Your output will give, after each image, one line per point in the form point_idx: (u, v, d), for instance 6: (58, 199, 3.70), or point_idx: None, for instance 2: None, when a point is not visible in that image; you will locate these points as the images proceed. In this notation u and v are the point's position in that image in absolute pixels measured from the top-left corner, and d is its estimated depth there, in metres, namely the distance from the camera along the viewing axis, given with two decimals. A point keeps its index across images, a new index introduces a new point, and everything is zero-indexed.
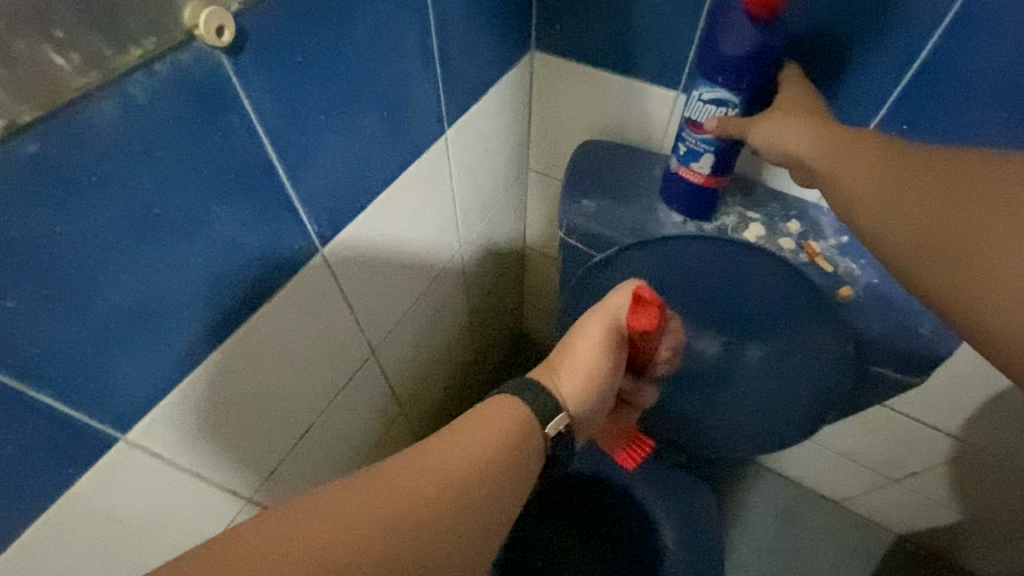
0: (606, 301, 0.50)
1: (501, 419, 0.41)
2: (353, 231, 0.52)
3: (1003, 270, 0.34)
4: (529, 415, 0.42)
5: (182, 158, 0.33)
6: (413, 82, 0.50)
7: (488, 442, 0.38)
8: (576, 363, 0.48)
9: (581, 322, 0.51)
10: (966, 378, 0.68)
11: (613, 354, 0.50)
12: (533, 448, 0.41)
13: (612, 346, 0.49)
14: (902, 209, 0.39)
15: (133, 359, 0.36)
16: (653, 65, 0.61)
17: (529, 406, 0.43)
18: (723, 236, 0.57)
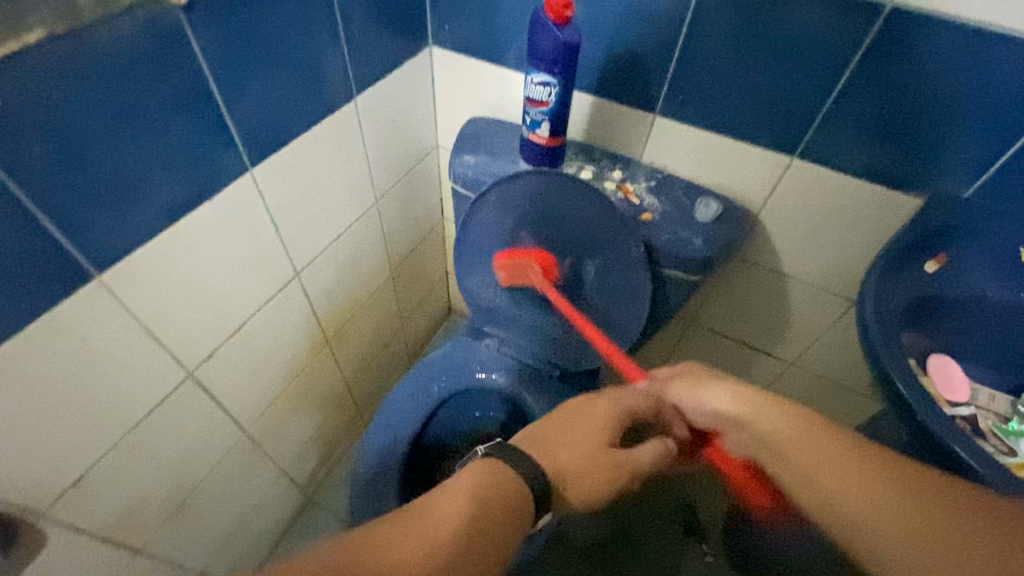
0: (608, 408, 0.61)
1: (507, 480, 0.51)
2: (279, 159, 0.70)
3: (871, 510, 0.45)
4: (520, 485, 0.52)
5: (151, 78, 0.50)
6: (326, 54, 0.69)
7: (493, 487, 0.50)
8: (580, 456, 0.57)
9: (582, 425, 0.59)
10: (759, 294, 0.92)
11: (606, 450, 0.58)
12: (522, 511, 0.51)
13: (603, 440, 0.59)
14: (864, 492, 0.45)
15: (111, 218, 0.52)
16: (514, 59, 0.83)
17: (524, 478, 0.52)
18: (553, 169, 0.76)
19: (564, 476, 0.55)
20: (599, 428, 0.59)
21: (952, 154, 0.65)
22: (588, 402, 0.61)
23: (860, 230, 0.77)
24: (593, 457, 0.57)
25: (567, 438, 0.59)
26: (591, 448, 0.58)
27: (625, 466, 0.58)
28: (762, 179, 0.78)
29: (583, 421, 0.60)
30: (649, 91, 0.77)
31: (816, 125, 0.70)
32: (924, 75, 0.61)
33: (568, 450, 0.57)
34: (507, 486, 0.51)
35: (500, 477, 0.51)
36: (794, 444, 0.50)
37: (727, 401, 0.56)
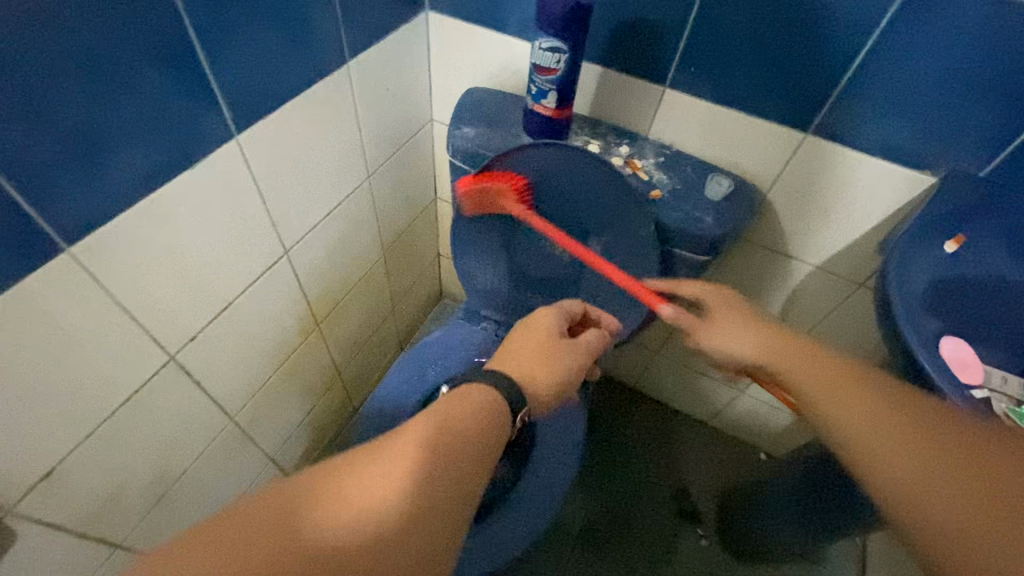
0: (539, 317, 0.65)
1: (478, 396, 0.52)
2: (267, 126, 0.64)
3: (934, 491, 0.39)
4: (498, 403, 0.52)
5: (124, 26, 0.45)
6: (316, 12, 0.63)
7: (462, 414, 0.49)
8: (536, 359, 0.60)
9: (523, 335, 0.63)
10: (763, 276, 0.91)
11: (554, 352, 0.62)
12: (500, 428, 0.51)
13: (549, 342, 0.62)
14: (908, 455, 0.41)
15: (79, 185, 0.47)
16: (517, 26, 0.78)
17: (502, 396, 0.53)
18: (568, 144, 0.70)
19: (528, 381, 0.58)
20: (542, 330, 0.64)
21: (972, 130, 0.63)
22: (526, 320, 0.66)
23: (872, 209, 0.75)
24: (546, 357, 0.61)
25: (516, 349, 0.62)
26: (541, 348, 0.61)
27: (573, 357, 0.62)
28: (774, 156, 0.76)
29: (529, 336, 0.63)
30: (660, 62, 0.73)
31: (834, 99, 0.67)
32: (950, 47, 0.58)
33: (525, 358, 0.60)
34: (482, 397, 0.52)
35: (478, 396, 0.52)
36: (915, 440, 0.42)
37: (852, 411, 0.46)
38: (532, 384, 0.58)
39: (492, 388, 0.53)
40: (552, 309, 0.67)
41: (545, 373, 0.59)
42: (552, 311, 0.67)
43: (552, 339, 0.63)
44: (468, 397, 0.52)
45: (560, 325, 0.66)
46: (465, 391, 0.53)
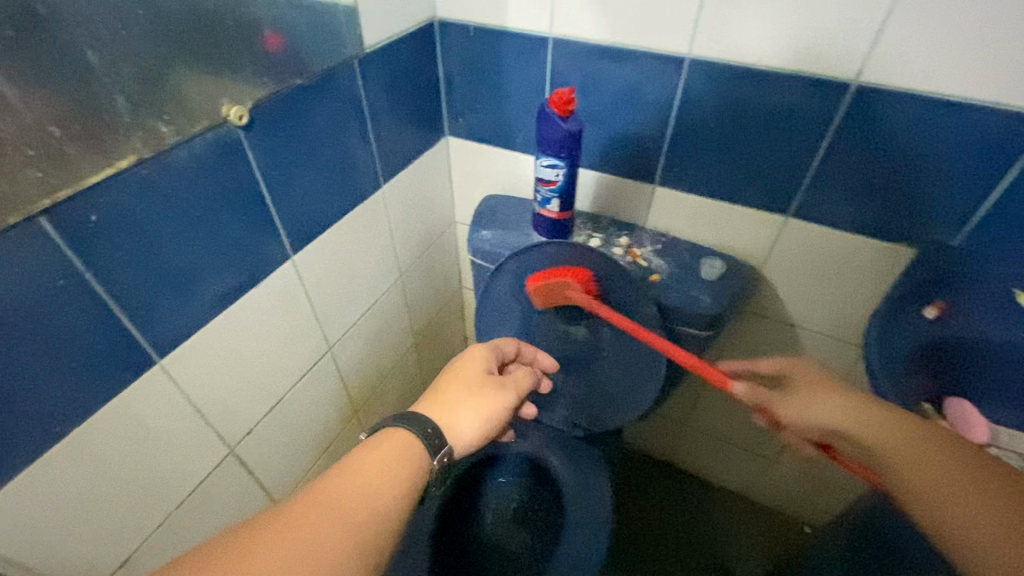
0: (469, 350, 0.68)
1: (394, 444, 0.54)
2: (317, 246, 0.77)
3: (977, 512, 0.47)
4: (414, 443, 0.55)
5: (214, 187, 0.58)
6: (358, 153, 0.78)
7: (366, 479, 0.50)
8: (459, 407, 0.61)
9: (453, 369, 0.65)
10: (771, 345, 0.96)
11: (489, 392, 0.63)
12: (413, 469, 0.53)
13: (479, 381, 0.64)
14: (961, 503, 0.48)
15: (173, 309, 0.58)
16: (522, 143, 0.92)
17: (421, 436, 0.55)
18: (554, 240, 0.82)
19: (451, 429, 0.59)
20: (469, 366, 0.66)
21: (934, 204, 0.69)
22: (455, 359, 0.67)
23: (860, 278, 0.81)
24: (475, 396, 0.62)
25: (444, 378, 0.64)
26: (463, 391, 0.62)
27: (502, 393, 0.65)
28: (761, 235, 0.84)
29: (460, 365, 0.65)
30: (648, 165, 0.85)
31: (805, 186, 0.76)
32: (896, 139, 0.67)
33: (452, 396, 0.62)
34: (395, 437, 0.54)
35: (406, 445, 0.54)
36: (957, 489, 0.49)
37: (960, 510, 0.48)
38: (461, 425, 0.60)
39: (407, 433, 0.55)
40: (480, 344, 0.68)
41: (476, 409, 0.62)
42: (480, 345, 0.68)
43: (479, 377, 0.64)
44: (386, 436, 0.54)
45: (488, 358, 0.68)
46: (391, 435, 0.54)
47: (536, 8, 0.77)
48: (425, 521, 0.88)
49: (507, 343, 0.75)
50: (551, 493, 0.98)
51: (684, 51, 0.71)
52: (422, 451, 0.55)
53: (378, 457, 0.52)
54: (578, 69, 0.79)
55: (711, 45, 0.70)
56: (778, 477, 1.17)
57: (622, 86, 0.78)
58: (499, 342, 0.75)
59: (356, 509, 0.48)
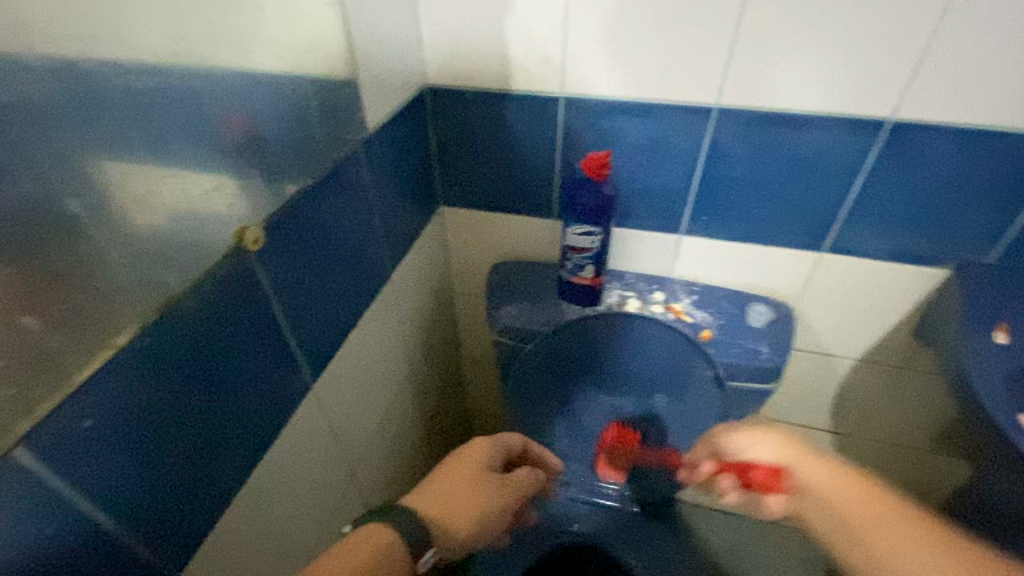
0: (480, 443, 0.64)
1: (374, 537, 0.49)
2: (336, 364, 0.64)
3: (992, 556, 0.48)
4: (393, 546, 0.49)
5: (231, 333, 0.45)
6: (367, 247, 0.67)
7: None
8: (449, 497, 0.57)
9: (458, 458, 0.62)
10: (807, 378, 0.93)
11: (483, 490, 0.59)
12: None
13: (480, 478, 0.60)
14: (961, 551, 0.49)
15: (191, 501, 0.44)
16: (532, 207, 0.84)
17: (400, 539, 0.49)
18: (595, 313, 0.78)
19: (436, 522, 0.55)
20: (470, 463, 0.62)
21: (971, 231, 0.71)
22: (453, 454, 0.63)
23: (896, 304, 0.80)
24: (467, 496, 0.58)
25: (446, 470, 0.61)
26: (462, 482, 0.59)
27: (499, 495, 0.61)
28: (795, 273, 0.81)
29: (462, 458, 0.62)
30: (672, 217, 0.80)
31: (841, 222, 0.74)
32: (930, 173, 0.67)
33: (440, 497, 0.57)
34: (380, 536, 0.49)
35: (377, 544, 0.48)
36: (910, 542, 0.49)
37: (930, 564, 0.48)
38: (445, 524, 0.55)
39: (390, 532, 0.49)
40: (494, 438, 0.66)
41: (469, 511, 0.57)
42: (494, 438, 0.66)
43: (476, 475, 0.61)
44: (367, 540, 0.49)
45: (496, 460, 0.64)
46: (363, 539, 0.48)
47: (545, 69, 0.71)
48: None
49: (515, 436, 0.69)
50: None
51: (712, 102, 0.68)
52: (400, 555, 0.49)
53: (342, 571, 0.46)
54: (595, 128, 0.74)
55: (738, 95, 0.67)
56: None
57: (643, 142, 0.74)
58: (508, 436, 0.69)
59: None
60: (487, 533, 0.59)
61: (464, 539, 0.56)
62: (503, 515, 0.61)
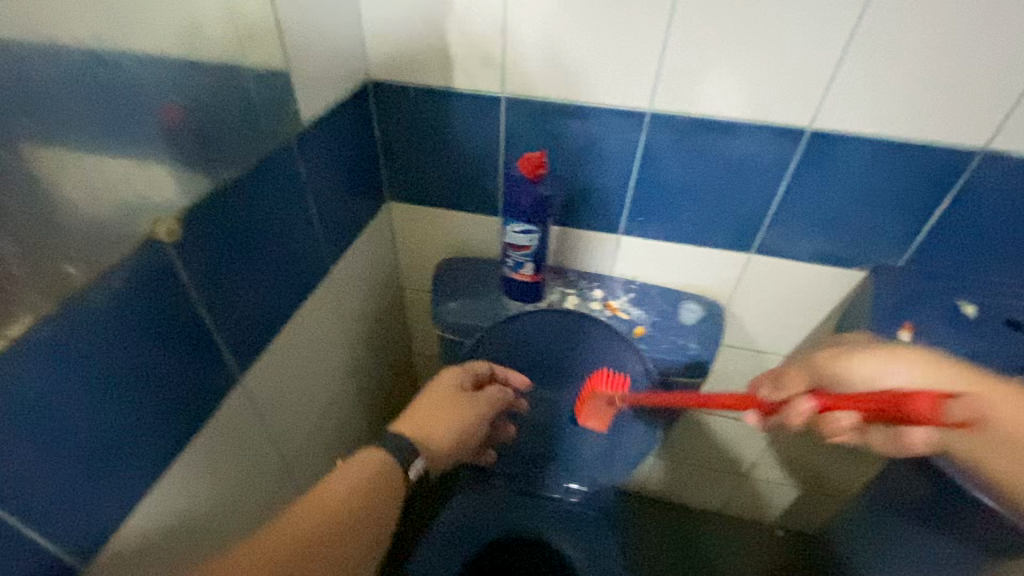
0: (450, 373, 0.70)
1: (366, 460, 0.56)
2: (266, 358, 0.64)
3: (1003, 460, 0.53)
4: (383, 461, 0.57)
5: (143, 324, 0.45)
6: (303, 241, 0.67)
7: (336, 498, 0.52)
8: (430, 417, 0.65)
9: (430, 389, 0.68)
10: (740, 373, 0.98)
11: (461, 410, 0.67)
12: (378, 489, 0.55)
13: (454, 400, 0.67)
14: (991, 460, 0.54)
15: (100, 494, 0.44)
16: (477, 204, 0.85)
17: (388, 453, 0.57)
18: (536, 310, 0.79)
19: (424, 437, 0.62)
20: (443, 389, 0.68)
21: (886, 233, 0.75)
22: (427, 384, 0.69)
23: (819, 304, 0.85)
24: (445, 414, 0.65)
25: (422, 397, 0.67)
26: (439, 405, 0.66)
27: (474, 411, 0.68)
28: (726, 273, 0.85)
29: (434, 386, 0.68)
30: (611, 217, 0.83)
31: (767, 225, 0.78)
32: (846, 179, 0.71)
33: (423, 416, 0.64)
34: (374, 459, 0.57)
35: (375, 460, 0.56)
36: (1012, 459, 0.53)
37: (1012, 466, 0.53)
38: (429, 441, 0.63)
39: (385, 453, 0.57)
40: (458, 367, 0.72)
41: (449, 427, 0.65)
42: (457, 369, 0.72)
43: (450, 397, 0.67)
44: (365, 461, 0.56)
45: (465, 383, 0.70)
46: (364, 460, 0.56)
47: (485, 70, 0.72)
48: None
49: (482, 366, 0.74)
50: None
51: (645, 106, 0.71)
52: (392, 469, 0.57)
53: (343, 488, 0.54)
54: (535, 128, 0.75)
55: (670, 99, 0.70)
56: (749, 492, 1.18)
57: (583, 143, 0.76)
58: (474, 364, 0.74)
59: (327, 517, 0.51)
60: (468, 443, 0.67)
61: (449, 449, 0.64)
62: (481, 427, 0.68)
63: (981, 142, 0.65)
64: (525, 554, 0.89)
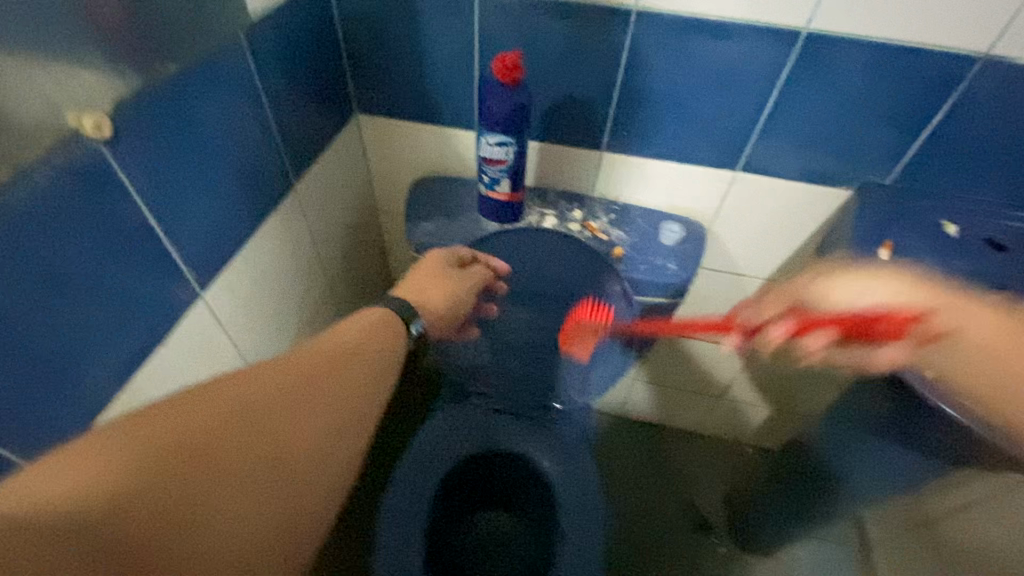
0: (434, 253, 0.71)
1: (367, 314, 0.55)
2: (230, 274, 0.62)
3: None
4: (382, 314, 0.56)
5: (81, 229, 0.42)
6: (261, 151, 0.62)
7: (354, 333, 0.51)
8: (425, 286, 0.65)
9: (420, 266, 0.69)
10: (720, 295, 0.97)
11: (452, 279, 0.68)
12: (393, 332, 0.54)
13: (444, 271, 0.68)
14: None
15: (54, 401, 0.43)
16: (451, 117, 0.80)
17: (387, 308, 0.57)
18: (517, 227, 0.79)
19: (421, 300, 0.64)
20: (430, 264, 0.69)
21: (875, 148, 0.72)
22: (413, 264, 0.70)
23: (802, 224, 0.83)
24: (435, 282, 0.66)
25: (411, 274, 0.68)
26: (430, 276, 0.67)
27: (462, 281, 0.69)
28: (711, 193, 0.82)
29: (419, 266, 0.69)
30: (594, 131, 0.78)
31: (754, 140, 0.75)
32: (841, 88, 0.67)
33: (418, 287, 0.66)
34: (370, 312, 0.56)
35: (378, 314, 0.56)
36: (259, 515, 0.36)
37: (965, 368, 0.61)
38: (425, 305, 0.64)
39: (388, 308, 0.57)
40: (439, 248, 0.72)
41: (442, 292, 0.66)
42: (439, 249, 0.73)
43: (437, 270, 0.68)
44: (361, 316, 0.55)
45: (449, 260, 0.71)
46: (365, 312, 0.56)
47: None
48: (404, 551, 0.78)
49: (464, 250, 0.74)
50: (535, 489, 0.92)
51: (631, 4, 0.65)
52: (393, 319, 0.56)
53: (353, 333, 0.51)
54: (513, 28, 0.69)
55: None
56: (722, 411, 1.23)
57: (563, 47, 0.70)
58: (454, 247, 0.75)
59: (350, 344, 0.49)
60: (458, 312, 0.68)
61: (443, 315, 0.66)
62: (469, 297, 0.70)
63: (981, 48, 0.61)
64: (501, 467, 0.92)
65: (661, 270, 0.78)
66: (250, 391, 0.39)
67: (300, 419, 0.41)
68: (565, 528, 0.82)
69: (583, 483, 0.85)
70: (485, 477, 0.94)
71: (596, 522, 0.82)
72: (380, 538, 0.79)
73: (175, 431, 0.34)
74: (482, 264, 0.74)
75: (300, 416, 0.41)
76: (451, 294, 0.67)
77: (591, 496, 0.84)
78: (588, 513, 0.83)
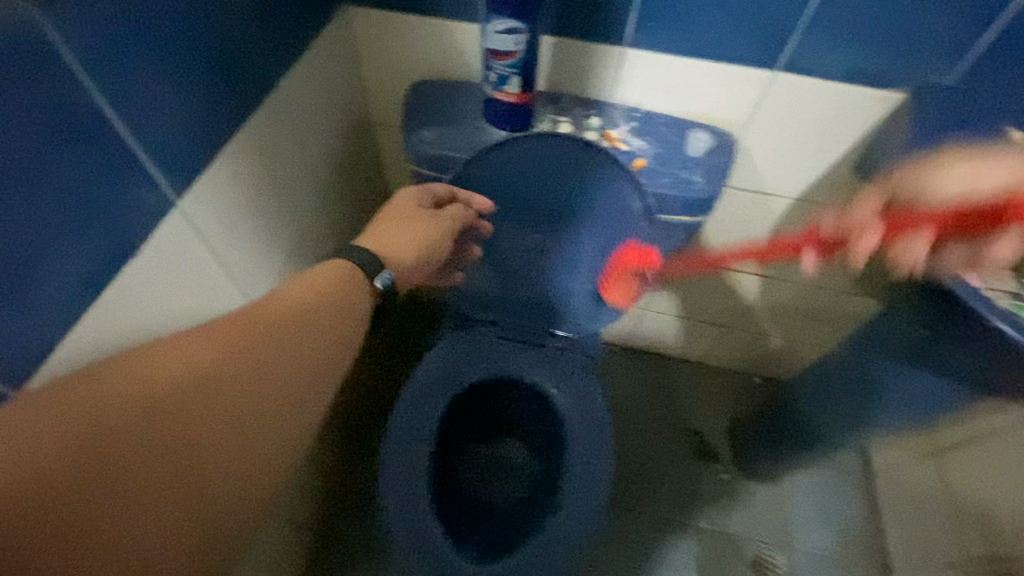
0: (408, 196, 0.65)
1: (332, 267, 0.53)
2: (210, 181, 0.55)
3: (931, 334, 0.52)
4: (349, 267, 0.53)
5: (14, 109, 0.35)
6: (232, 38, 0.54)
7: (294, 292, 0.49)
8: (394, 235, 0.61)
9: (390, 212, 0.64)
10: (744, 216, 0.90)
11: (423, 230, 0.62)
12: (346, 291, 0.52)
13: (415, 220, 0.63)
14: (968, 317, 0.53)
15: (11, 312, 0.39)
16: (452, 7, 0.70)
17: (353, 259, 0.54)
18: (529, 134, 0.69)
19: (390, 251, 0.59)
20: (402, 209, 0.64)
21: (941, 41, 0.63)
22: (384, 207, 0.65)
23: (842, 136, 0.75)
24: (405, 231, 0.61)
25: (381, 220, 0.63)
26: (400, 223, 0.62)
27: (436, 225, 0.64)
28: (743, 98, 0.74)
29: (391, 210, 0.64)
30: (616, 22, 0.68)
31: (799, 33, 0.65)
32: None
33: (386, 235, 0.61)
34: (334, 265, 0.53)
35: (344, 269, 0.53)
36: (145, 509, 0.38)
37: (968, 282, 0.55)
38: (394, 256, 0.59)
39: (349, 261, 0.54)
40: (412, 190, 0.66)
41: (411, 241, 0.61)
42: (414, 190, 0.67)
43: (409, 216, 0.63)
44: (323, 270, 0.52)
45: (423, 203, 0.66)
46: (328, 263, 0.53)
47: None
48: (410, 472, 0.78)
49: (440, 188, 0.68)
50: (541, 417, 0.90)
51: None
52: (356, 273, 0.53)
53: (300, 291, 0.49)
54: None
55: None
56: (732, 342, 1.20)
57: None
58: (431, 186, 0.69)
59: (283, 307, 0.47)
60: (430, 260, 0.63)
61: (413, 265, 0.60)
62: (444, 243, 0.64)
63: None
64: (507, 394, 0.90)
65: (686, 183, 0.71)
66: (141, 387, 0.39)
67: (199, 414, 0.41)
68: (573, 455, 0.80)
69: (592, 410, 0.83)
70: (490, 404, 0.92)
71: (604, 449, 0.80)
72: (383, 463, 0.78)
73: (73, 425, 0.36)
74: (459, 205, 0.69)
75: (205, 417, 0.41)
76: (421, 243, 0.62)
77: (601, 425, 0.82)
78: (597, 440, 0.81)
